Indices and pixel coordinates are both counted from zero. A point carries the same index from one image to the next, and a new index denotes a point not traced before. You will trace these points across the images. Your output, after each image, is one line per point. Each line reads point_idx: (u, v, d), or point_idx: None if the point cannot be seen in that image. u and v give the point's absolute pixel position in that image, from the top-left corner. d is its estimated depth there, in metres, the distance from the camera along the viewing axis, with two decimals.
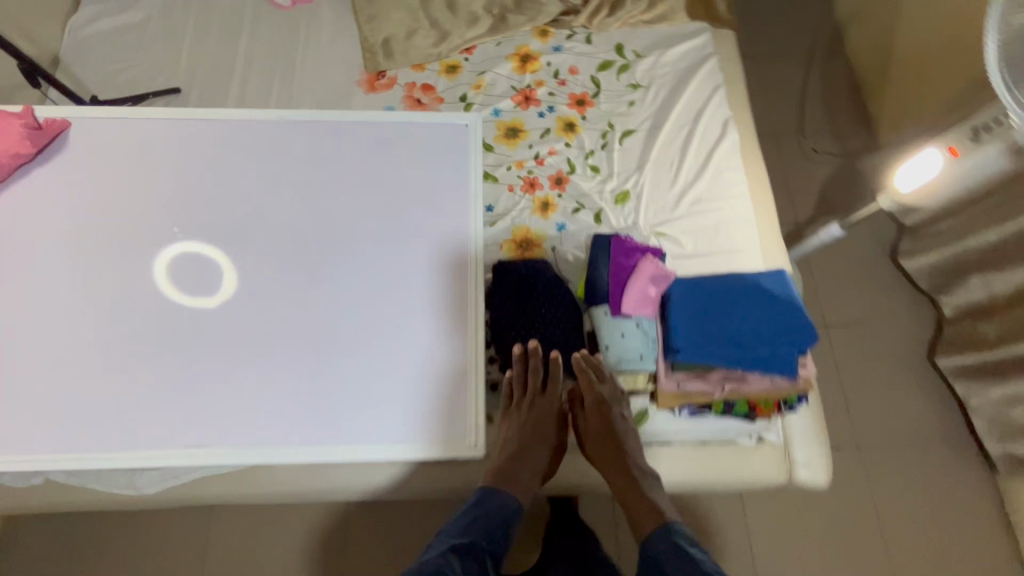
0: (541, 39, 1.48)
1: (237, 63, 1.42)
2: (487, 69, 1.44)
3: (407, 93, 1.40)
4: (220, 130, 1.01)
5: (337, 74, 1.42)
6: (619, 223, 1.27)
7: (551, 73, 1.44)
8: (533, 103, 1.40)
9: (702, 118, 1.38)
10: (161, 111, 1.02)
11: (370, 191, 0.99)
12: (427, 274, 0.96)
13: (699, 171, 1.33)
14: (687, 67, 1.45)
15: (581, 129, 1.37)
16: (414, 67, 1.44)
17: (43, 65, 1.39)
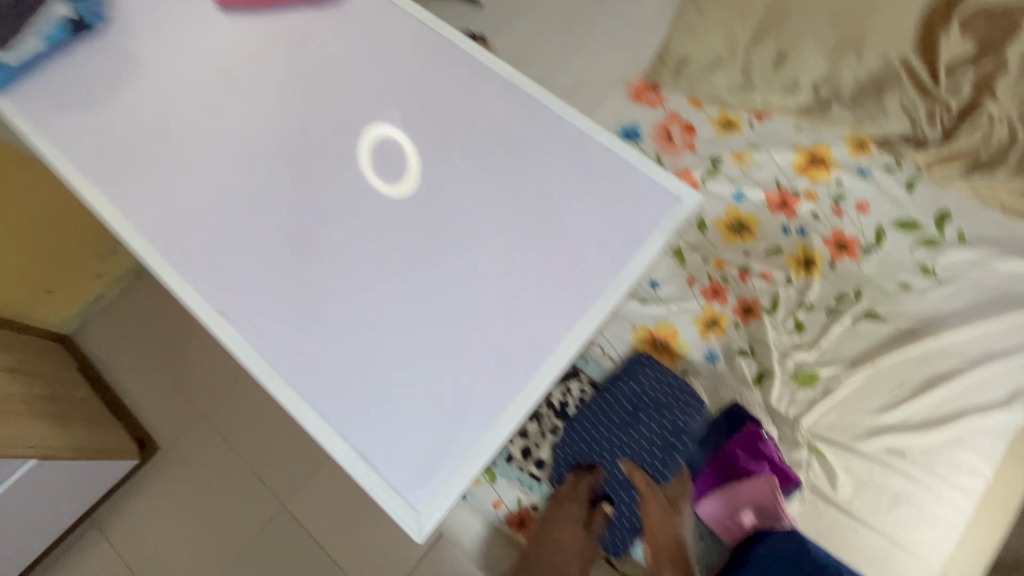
0: (852, 150, 1.18)
1: (537, 5, 1.39)
2: (764, 146, 1.19)
3: (664, 121, 1.24)
4: (450, 53, 0.89)
5: (615, 64, 1.32)
6: (778, 402, 0.98)
7: (833, 193, 1.14)
8: (786, 212, 1.13)
9: (989, 364, 0.97)
10: (424, 14, 0.91)
11: (535, 181, 0.81)
12: (504, 321, 0.74)
13: (929, 421, 0.95)
14: (1013, 291, 1.02)
15: (819, 273, 1.07)
16: (692, 100, 1.27)
17: None
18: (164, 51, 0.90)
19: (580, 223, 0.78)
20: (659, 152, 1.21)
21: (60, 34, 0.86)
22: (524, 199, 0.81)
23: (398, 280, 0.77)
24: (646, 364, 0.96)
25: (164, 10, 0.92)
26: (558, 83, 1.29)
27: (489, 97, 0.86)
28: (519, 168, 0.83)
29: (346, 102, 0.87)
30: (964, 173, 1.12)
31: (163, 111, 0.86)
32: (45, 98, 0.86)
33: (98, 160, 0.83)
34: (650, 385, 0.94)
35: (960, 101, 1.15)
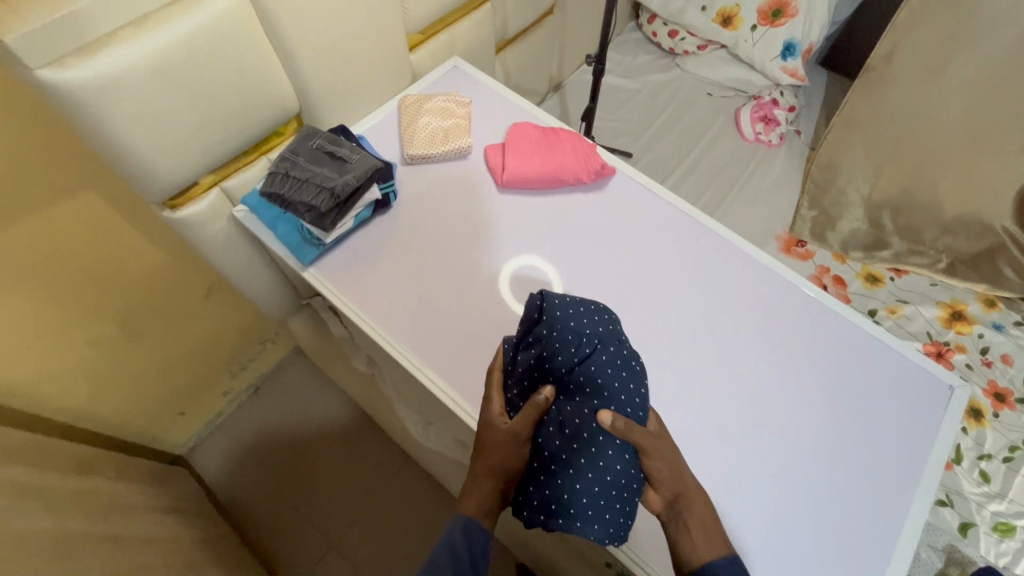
0: (983, 307, 1.35)
1: (683, 162, 1.58)
2: (909, 301, 1.35)
3: (817, 274, 1.39)
4: (705, 236, 1.00)
5: (762, 218, 1.49)
6: (987, 553, 1.06)
7: (979, 346, 1.29)
8: (945, 363, 1.27)
9: None
10: (680, 203, 1.03)
11: (811, 363, 0.89)
12: (836, 506, 0.79)
13: None
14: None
15: (987, 424, 1.20)
16: (836, 255, 1.43)
17: (553, 84, 1.71)
18: (453, 221, 0.97)
19: (875, 411, 0.85)
20: None
21: (367, 213, 0.92)
22: (815, 387, 0.87)
23: (724, 470, 0.80)
24: (568, 307, 0.80)
25: (445, 183, 1.01)
26: None
27: (753, 279, 0.97)
28: (800, 349, 0.91)
29: (629, 280, 0.95)
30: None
31: (453, 281, 0.92)
32: (350, 270, 0.91)
33: (406, 332, 0.88)
34: (585, 329, 0.79)
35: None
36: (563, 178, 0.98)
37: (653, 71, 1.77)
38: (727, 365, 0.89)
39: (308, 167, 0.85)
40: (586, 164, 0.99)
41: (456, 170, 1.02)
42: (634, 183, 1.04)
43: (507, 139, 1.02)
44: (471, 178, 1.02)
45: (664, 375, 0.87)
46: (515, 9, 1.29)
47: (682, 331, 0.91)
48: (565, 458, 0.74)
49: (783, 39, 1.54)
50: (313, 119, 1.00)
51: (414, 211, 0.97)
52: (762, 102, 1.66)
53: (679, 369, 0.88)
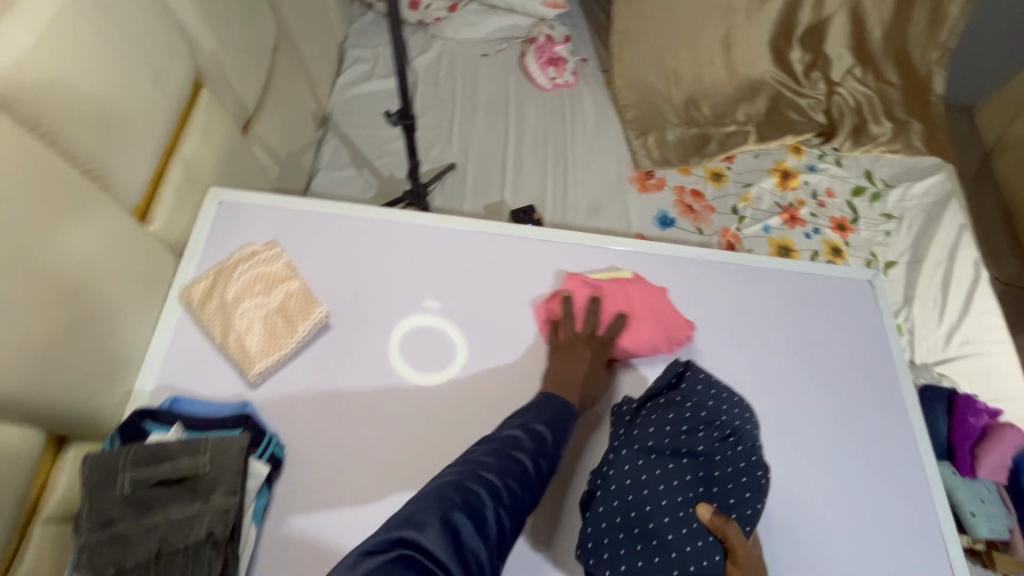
0: (796, 155, 1.52)
1: (507, 144, 1.42)
2: (752, 182, 1.47)
3: (678, 197, 1.42)
4: (611, 258, 0.87)
5: (606, 167, 1.44)
6: None
7: (810, 192, 1.47)
8: (799, 222, 1.43)
9: (961, 256, 1.37)
10: (568, 235, 0.86)
11: (774, 331, 0.87)
12: (867, 451, 0.81)
13: (964, 313, 1.31)
14: (944, 197, 1.45)
15: (848, 255, 1.40)
16: (680, 170, 1.46)
17: (320, 120, 1.36)
18: (362, 427, 0.69)
19: (842, 342, 0.88)
20: (695, 225, 1.39)
21: (261, 500, 0.63)
22: (794, 352, 0.86)
23: (792, 488, 0.77)
24: (713, 383, 0.69)
25: (318, 381, 0.71)
26: (583, 207, 1.37)
27: (686, 281, 0.89)
28: (764, 325, 0.88)
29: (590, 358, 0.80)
30: (872, 138, 1.52)
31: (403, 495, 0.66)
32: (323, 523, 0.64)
33: None
34: (726, 419, 0.66)
35: (837, 87, 1.54)
36: (643, 351, 0.77)
37: (416, 53, 1.50)
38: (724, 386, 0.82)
39: (149, 532, 0.52)
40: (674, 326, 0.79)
41: (319, 353, 0.73)
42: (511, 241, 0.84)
43: (573, 290, 0.80)
44: (349, 350, 0.73)
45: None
46: (242, 77, 0.91)
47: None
48: (644, 520, 0.61)
49: None
50: (79, 421, 0.62)
51: (314, 440, 0.68)
52: (540, 44, 1.52)
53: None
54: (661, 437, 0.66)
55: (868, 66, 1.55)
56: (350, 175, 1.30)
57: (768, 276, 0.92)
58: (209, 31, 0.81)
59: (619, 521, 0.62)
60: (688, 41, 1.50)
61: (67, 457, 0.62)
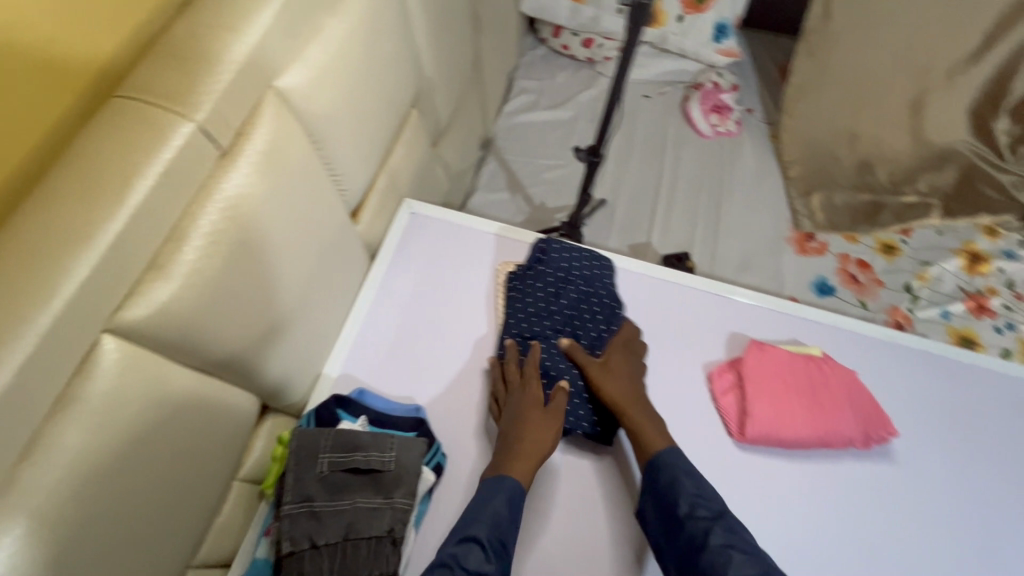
0: (988, 239, 1.34)
1: (660, 187, 1.40)
2: (931, 260, 1.31)
3: (842, 265, 1.31)
4: (790, 324, 0.83)
5: (763, 223, 1.37)
6: None
7: (1004, 282, 1.28)
8: (988, 313, 1.24)
9: None
10: (746, 294, 0.85)
11: (971, 432, 0.77)
12: None
13: None
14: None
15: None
16: (847, 237, 1.35)
17: (482, 142, 1.43)
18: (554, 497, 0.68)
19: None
20: (859, 297, 1.27)
21: (424, 505, 0.65)
22: (992, 464, 0.75)
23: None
24: (568, 251, 0.81)
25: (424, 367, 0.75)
26: (733, 262, 1.31)
27: (844, 354, 0.81)
28: (957, 426, 0.78)
29: (749, 448, 0.73)
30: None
31: None
32: None
33: None
34: (567, 270, 0.80)
35: None
36: (831, 440, 0.72)
37: (580, 87, 1.52)
38: (915, 488, 0.72)
39: (340, 515, 0.57)
40: (856, 419, 0.72)
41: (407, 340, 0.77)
42: (688, 292, 0.85)
43: (752, 362, 0.76)
44: (446, 337, 0.78)
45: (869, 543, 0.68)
46: (443, 100, 0.98)
47: (853, 469, 0.73)
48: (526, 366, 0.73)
49: (713, 21, 1.43)
50: (283, 397, 0.68)
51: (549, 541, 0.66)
52: (706, 91, 1.49)
53: (882, 526, 0.69)
54: (537, 304, 0.77)
55: None
56: (504, 199, 1.36)
57: (961, 372, 0.82)
58: (431, 57, 0.88)
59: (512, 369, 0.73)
60: (874, 101, 1.38)
61: (265, 427, 0.68)
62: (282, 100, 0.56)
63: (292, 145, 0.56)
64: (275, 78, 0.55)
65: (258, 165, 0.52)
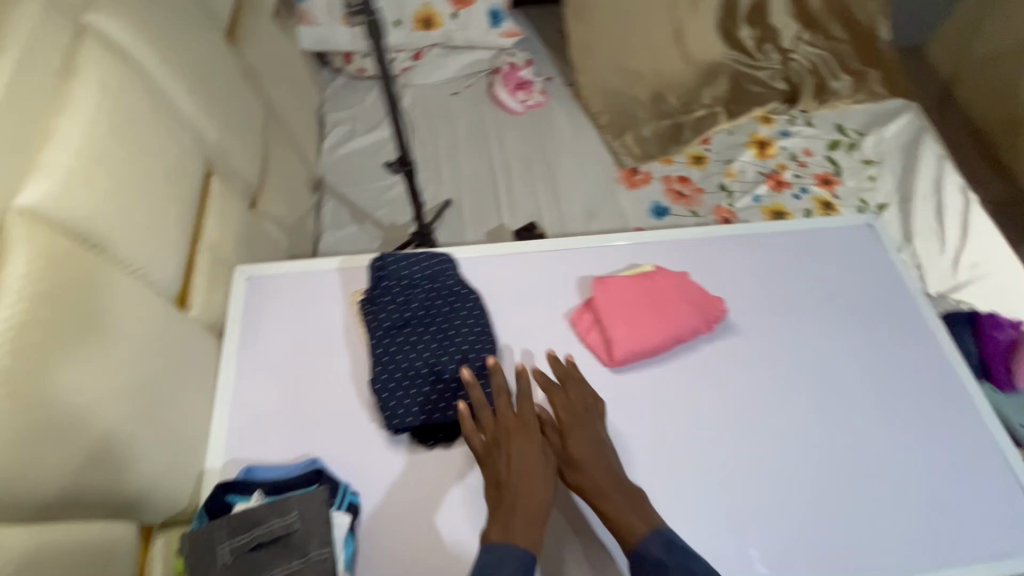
0: (768, 124, 1.55)
1: (495, 171, 1.48)
2: (732, 157, 1.50)
3: (666, 186, 1.47)
4: (622, 250, 0.93)
5: (593, 173, 1.50)
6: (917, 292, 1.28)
7: (790, 156, 1.48)
8: (786, 185, 1.43)
9: (944, 186, 1.40)
10: (578, 239, 0.94)
11: (784, 286, 0.91)
12: (905, 376, 0.84)
13: (964, 238, 1.33)
14: (917, 134, 1.50)
15: (840, 207, 1.40)
16: (662, 161, 1.51)
17: (315, 185, 1.41)
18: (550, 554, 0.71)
19: (855, 285, 0.92)
20: (689, 209, 1.43)
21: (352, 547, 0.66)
22: (811, 306, 0.89)
23: (849, 435, 0.78)
24: (401, 258, 0.84)
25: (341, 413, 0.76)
26: (580, 215, 1.41)
27: (678, 261, 0.92)
28: (778, 287, 0.91)
29: (622, 370, 0.81)
30: (834, 94, 1.58)
31: None
32: None
33: None
34: (407, 275, 0.83)
35: (791, 53, 1.61)
36: (684, 337, 0.82)
37: (390, 104, 1.55)
38: (756, 352, 0.85)
39: None
40: (698, 314, 0.84)
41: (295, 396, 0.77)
42: (531, 255, 0.91)
43: (600, 298, 0.85)
44: (323, 380, 0.78)
45: (736, 411, 0.79)
46: (241, 159, 0.95)
47: (709, 356, 0.84)
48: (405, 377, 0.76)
49: (486, 10, 1.53)
50: (166, 507, 0.64)
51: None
52: (505, 72, 1.58)
53: (741, 393, 0.81)
54: (391, 317, 0.80)
55: (813, 28, 1.63)
56: (355, 232, 1.36)
57: (767, 242, 0.96)
58: (209, 123, 0.86)
59: (391, 386, 0.76)
60: (642, 41, 1.56)
61: (158, 549, 0.63)
62: (31, 219, 0.53)
63: (55, 257, 0.53)
64: (12, 199, 0.52)
65: (19, 291, 0.49)
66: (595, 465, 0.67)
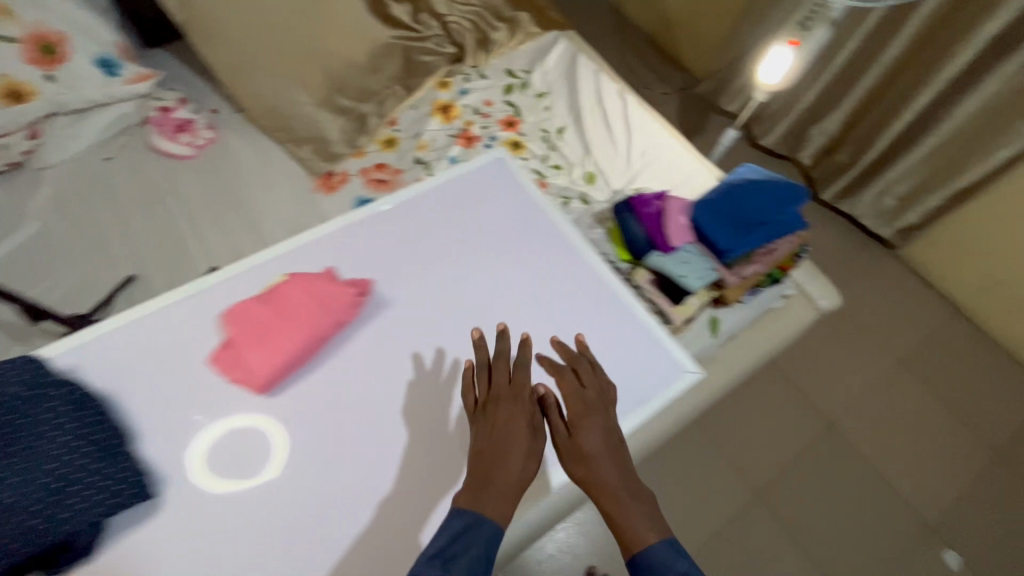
0: (444, 88, 1.45)
1: (162, 232, 1.17)
2: (419, 130, 1.37)
3: (364, 179, 1.25)
4: (273, 261, 0.96)
5: (283, 195, 1.29)
6: (603, 194, 1.38)
7: (472, 112, 1.44)
8: (476, 140, 1.39)
9: (605, 94, 1.48)
10: (219, 271, 0.93)
11: (438, 232, 1.04)
12: (543, 268, 1.04)
13: (629, 133, 1.45)
14: (572, 55, 1.54)
15: (526, 144, 1.42)
16: (354, 155, 1.28)
17: None
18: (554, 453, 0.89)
19: (493, 211, 1.09)
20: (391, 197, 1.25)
21: None
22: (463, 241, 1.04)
23: (515, 332, 0.96)
24: None
25: (234, 457, 0.81)
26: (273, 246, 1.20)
27: (327, 257, 0.98)
28: (428, 240, 1.03)
29: (279, 390, 0.85)
30: (496, 43, 1.53)
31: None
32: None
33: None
34: None
35: (445, 16, 1.47)
36: (329, 331, 0.87)
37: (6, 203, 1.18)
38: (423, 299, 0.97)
39: None
40: (341, 305, 0.88)
41: None
42: (169, 307, 0.90)
43: (244, 320, 0.86)
44: None
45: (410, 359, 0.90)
46: None
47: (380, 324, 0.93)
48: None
49: (89, 61, 1.20)
50: None
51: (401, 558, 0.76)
52: (159, 118, 1.30)
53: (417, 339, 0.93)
54: None
55: None
56: None
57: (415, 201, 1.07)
58: None
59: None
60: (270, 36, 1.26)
61: None
62: None
63: None
64: None
65: None
66: (603, 466, 0.76)
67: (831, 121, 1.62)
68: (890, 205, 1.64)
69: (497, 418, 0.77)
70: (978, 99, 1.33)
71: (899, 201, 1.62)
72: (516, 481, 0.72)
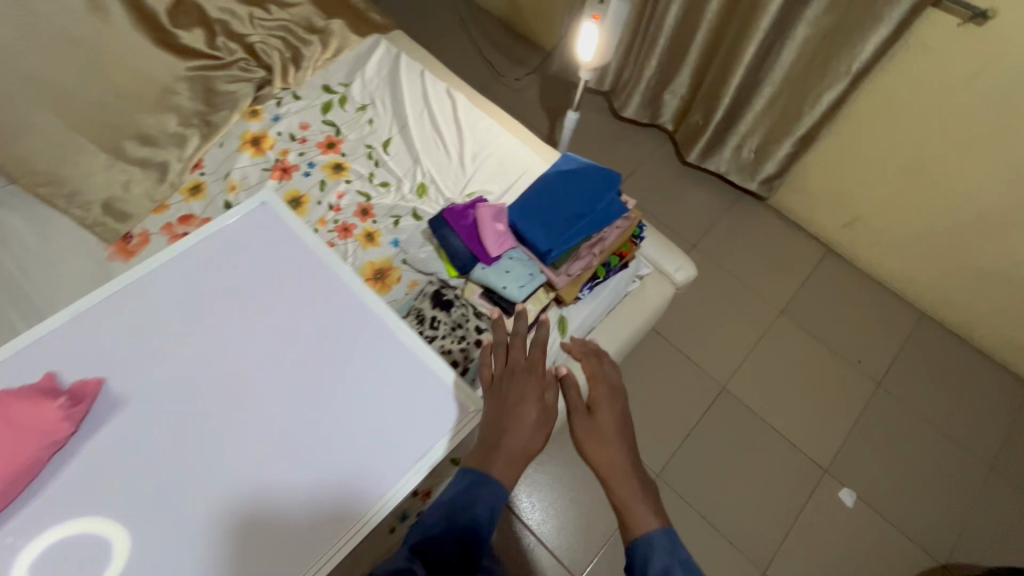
0: (255, 119, 1.38)
1: None
2: (228, 169, 1.29)
3: (168, 235, 1.20)
4: None
5: (78, 264, 1.15)
6: (435, 206, 1.27)
7: (287, 138, 1.34)
8: (293, 169, 1.29)
9: (429, 98, 1.43)
10: None
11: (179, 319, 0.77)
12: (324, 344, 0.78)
13: (459, 136, 1.38)
14: (393, 62, 1.50)
15: (349, 163, 1.31)
16: (157, 210, 1.24)
17: None
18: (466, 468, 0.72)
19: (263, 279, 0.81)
20: None
21: None
22: (219, 327, 0.77)
23: (290, 451, 0.70)
24: None
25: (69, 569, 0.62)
26: None
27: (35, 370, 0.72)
28: (169, 338, 0.76)
29: None
30: (308, 57, 1.48)
31: None
32: None
33: None
34: None
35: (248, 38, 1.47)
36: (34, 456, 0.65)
37: None
38: (154, 426, 0.70)
39: None
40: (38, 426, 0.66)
41: None
42: None
43: None
44: None
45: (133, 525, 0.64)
46: None
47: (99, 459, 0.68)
48: None
49: None
50: None
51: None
52: None
53: (146, 477, 0.67)
54: None
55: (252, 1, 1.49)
56: None
57: (154, 281, 0.79)
58: None
59: None
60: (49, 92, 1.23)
61: None
62: None
63: None
64: None
65: None
66: (618, 444, 0.76)
67: (678, 82, 1.75)
68: (743, 158, 1.77)
69: (512, 384, 0.77)
70: (823, 1, 1.30)
71: (734, 152, 1.77)
72: (527, 439, 0.71)
